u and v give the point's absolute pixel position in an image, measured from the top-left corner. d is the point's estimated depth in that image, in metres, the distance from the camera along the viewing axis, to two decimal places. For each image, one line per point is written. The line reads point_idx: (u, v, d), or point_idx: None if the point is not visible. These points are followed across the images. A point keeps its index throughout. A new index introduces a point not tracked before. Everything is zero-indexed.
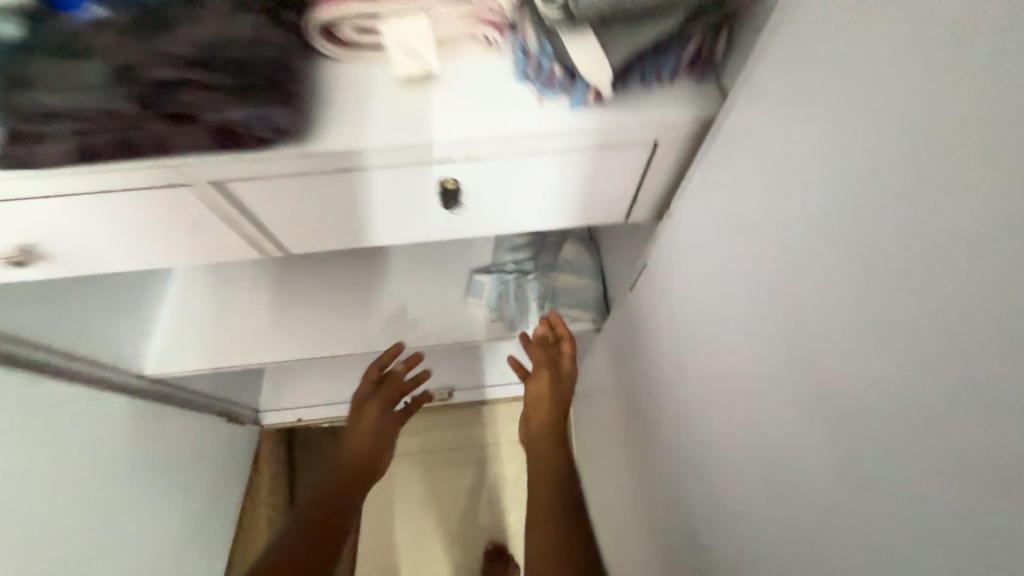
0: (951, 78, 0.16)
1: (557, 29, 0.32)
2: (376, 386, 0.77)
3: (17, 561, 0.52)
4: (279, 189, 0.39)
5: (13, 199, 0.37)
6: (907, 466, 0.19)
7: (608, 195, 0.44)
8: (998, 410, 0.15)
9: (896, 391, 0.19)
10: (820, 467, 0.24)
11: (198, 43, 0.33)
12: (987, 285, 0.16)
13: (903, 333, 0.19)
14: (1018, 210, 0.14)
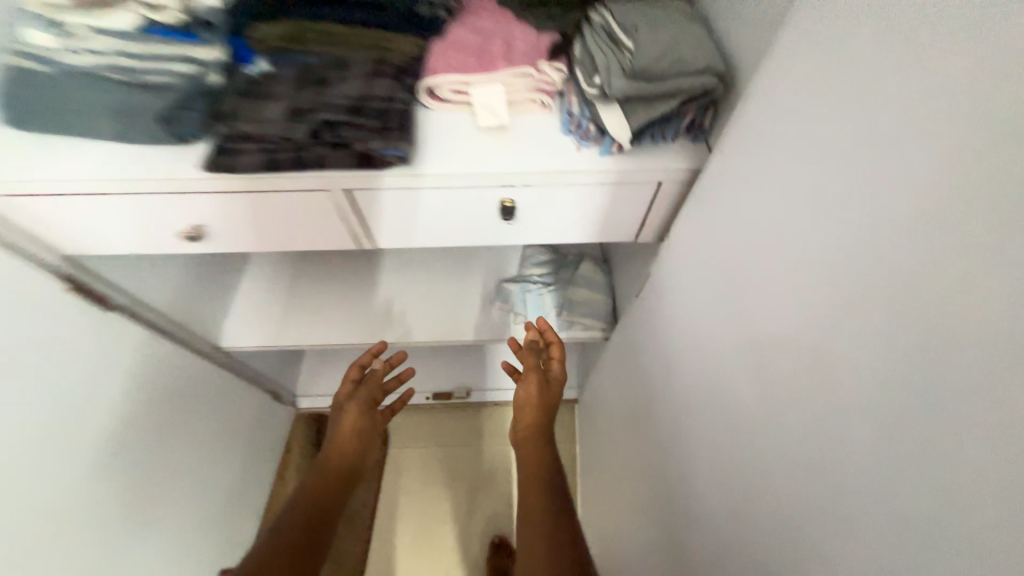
0: (814, 155, 0.30)
1: (594, 100, 0.48)
2: (354, 389, 0.72)
3: (112, 475, 0.64)
4: (388, 198, 0.53)
5: (202, 193, 0.51)
6: (799, 379, 0.31)
7: (625, 219, 0.57)
8: (834, 332, 0.28)
9: (795, 335, 0.32)
10: (756, 395, 0.36)
11: (354, 97, 0.49)
12: (830, 266, 0.29)
13: (796, 298, 0.32)
14: (839, 225, 0.28)
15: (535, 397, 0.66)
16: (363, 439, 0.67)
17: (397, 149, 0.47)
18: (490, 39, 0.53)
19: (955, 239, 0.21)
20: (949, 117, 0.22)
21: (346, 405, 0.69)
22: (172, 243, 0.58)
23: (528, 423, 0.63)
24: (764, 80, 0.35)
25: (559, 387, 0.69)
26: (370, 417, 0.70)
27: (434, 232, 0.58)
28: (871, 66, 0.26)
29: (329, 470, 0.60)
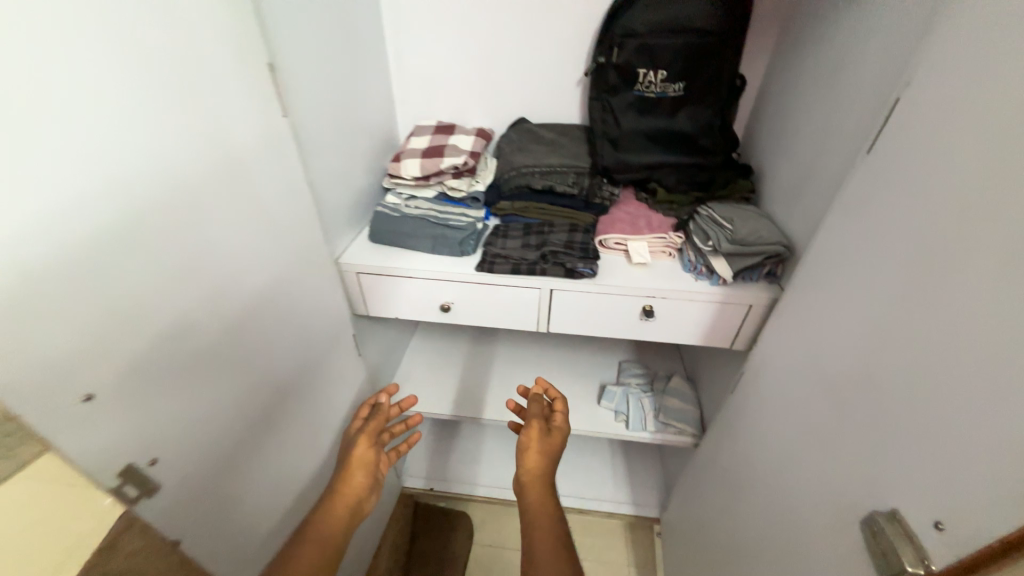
0: (841, 278, 0.59)
1: (706, 253, 0.81)
2: (365, 424, 0.72)
3: (314, 474, 0.86)
4: (572, 296, 0.84)
5: (464, 281, 0.85)
6: (849, 397, 0.54)
7: (725, 327, 0.85)
8: (863, 361, 0.52)
9: (844, 372, 0.55)
10: (829, 420, 0.57)
11: (564, 239, 0.86)
12: (858, 329, 0.54)
13: (844, 353, 0.56)
14: (860, 307, 0.54)
15: (538, 448, 0.65)
16: (372, 475, 0.66)
17: (591, 267, 0.81)
18: (638, 218, 0.91)
19: (902, 300, 0.48)
20: (890, 254, 0.51)
21: (356, 439, 0.69)
22: (425, 310, 0.92)
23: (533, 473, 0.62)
24: (816, 245, 0.66)
25: (562, 441, 0.68)
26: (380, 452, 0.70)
27: (591, 323, 0.88)
28: (860, 238, 0.56)
29: (331, 517, 0.59)
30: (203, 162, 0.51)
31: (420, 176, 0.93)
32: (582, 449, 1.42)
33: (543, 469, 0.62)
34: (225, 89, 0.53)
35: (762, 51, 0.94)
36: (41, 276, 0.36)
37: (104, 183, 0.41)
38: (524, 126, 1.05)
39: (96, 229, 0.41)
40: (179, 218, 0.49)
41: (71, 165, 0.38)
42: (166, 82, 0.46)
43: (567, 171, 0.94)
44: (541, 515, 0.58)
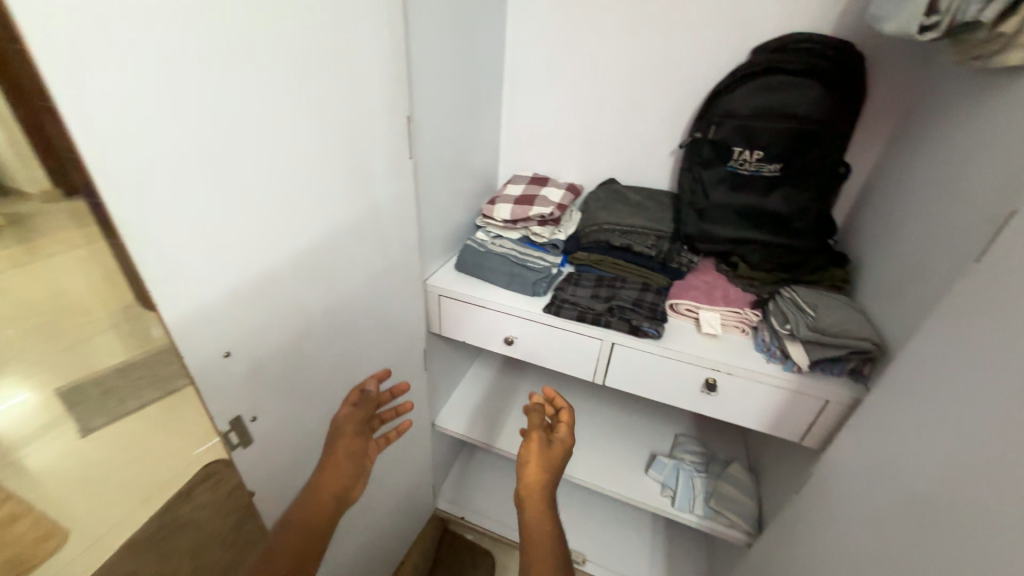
0: (933, 390, 0.54)
1: (783, 336, 0.78)
2: (351, 415, 0.71)
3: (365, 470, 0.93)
4: (633, 353, 0.85)
5: (530, 319, 0.90)
6: (928, 526, 0.48)
7: (795, 420, 0.79)
8: (947, 487, 0.47)
9: (925, 494, 0.50)
10: (901, 547, 0.51)
11: (634, 297, 0.88)
12: (944, 451, 0.49)
13: (926, 474, 0.51)
14: (950, 426, 0.50)
15: (537, 461, 0.64)
16: (354, 469, 0.68)
17: (657, 328, 0.82)
18: (714, 289, 0.91)
19: (1002, 427, 0.43)
20: (992, 374, 0.46)
21: (338, 431, 0.69)
22: (490, 340, 0.98)
23: (530, 485, 0.61)
24: (909, 350, 0.61)
25: (565, 451, 0.66)
26: (363, 445, 0.71)
27: (649, 385, 0.87)
28: (959, 350, 0.52)
29: (317, 500, 0.63)
30: (341, 188, 0.65)
31: (509, 219, 1.03)
32: (622, 519, 1.34)
33: (541, 480, 0.61)
34: (372, 136, 0.68)
35: (873, 141, 0.92)
36: (216, 254, 0.50)
37: (271, 195, 0.54)
38: (613, 186, 1.11)
39: (259, 228, 0.54)
40: (315, 229, 0.63)
41: (253, 181, 0.52)
42: (332, 128, 0.60)
43: (648, 233, 0.98)
44: (538, 530, 0.57)
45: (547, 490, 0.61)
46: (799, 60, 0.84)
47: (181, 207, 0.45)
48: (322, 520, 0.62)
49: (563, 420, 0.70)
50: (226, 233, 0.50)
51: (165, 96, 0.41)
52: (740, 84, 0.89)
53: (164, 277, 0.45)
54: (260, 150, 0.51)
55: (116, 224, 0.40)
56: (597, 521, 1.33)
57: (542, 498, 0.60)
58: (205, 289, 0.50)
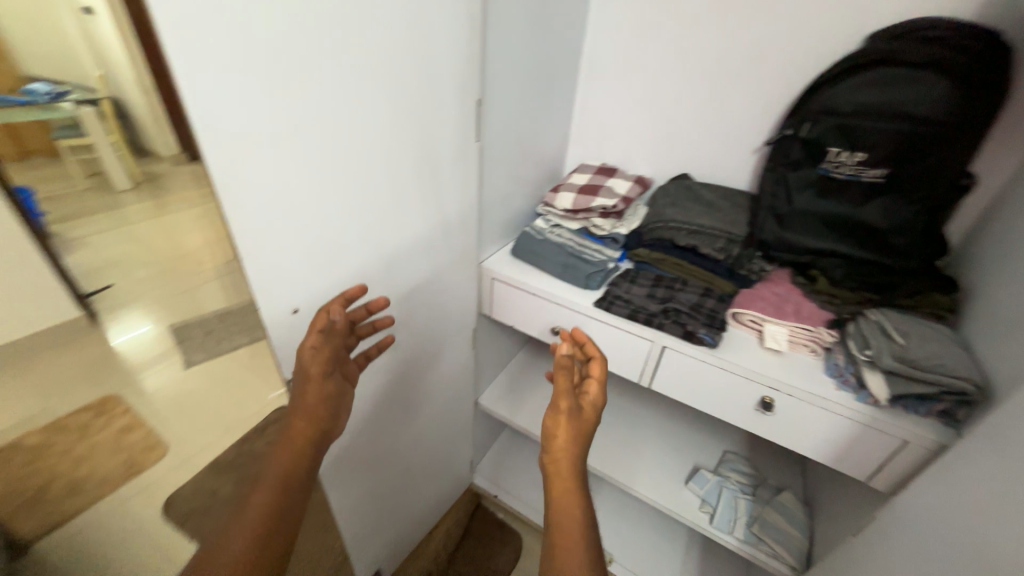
0: None
1: (861, 364, 0.70)
2: (317, 352, 0.58)
3: (408, 435, 1.00)
4: (683, 360, 0.80)
5: (579, 312, 0.89)
6: None
7: (863, 457, 0.71)
8: None
9: (1004, 565, 0.44)
10: None
11: (692, 301, 0.83)
12: None
13: (1009, 542, 0.44)
14: None
15: (567, 432, 0.59)
16: (333, 407, 0.61)
17: (713, 337, 0.76)
18: (785, 302, 0.83)
19: None
20: None
21: (306, 367, 0.58)
22: (539, 328, 0.98)
23: (559, 457, 0.58)
24: (1015, 400, 0.52)
25: (595, 415, 0.63)
26: (337, 380, 0.62)
27: (698, 396, 0.83)
28: None
29: (294, 441, 0.57)
30: (409, 167, 0.68)
31: (570, 209, 1.02)
32: (656, 528, 1.30)
33: (568, 452, 0.58)
34: (441, 119, 0.70)
35: (1013, 149, 0.77)
36: (292, 222, 0.55)
37: (346, 171, 0.59)
38: (685, 183, 1.05)
39: (332, 201, 0.59)
40: (382, 206, 0.67)
41: (331, 156, 0.56)
42: (405, 110, 0.63)
43: (717, 236, 0.92)
44: (568, 506, 0.55)
45: (575, 460, 0.58)
46: (925, 50, 0.72)
47: (266, 177, 0.50)
48: (301, 467, 0.57)
49: (592, 381, 0.65)
50: (303, 204, 0.55)
51: (260, 76, 0.45)
52: (847, 77, 0.79)
53: (249, 238, 0.51)
54: (339, 129, 0.55)
55: (216, 187, 0.46)
56: (630, 525, 1.31)
57: (572, 470, 0.58)
58: (281, 252, 0.55)
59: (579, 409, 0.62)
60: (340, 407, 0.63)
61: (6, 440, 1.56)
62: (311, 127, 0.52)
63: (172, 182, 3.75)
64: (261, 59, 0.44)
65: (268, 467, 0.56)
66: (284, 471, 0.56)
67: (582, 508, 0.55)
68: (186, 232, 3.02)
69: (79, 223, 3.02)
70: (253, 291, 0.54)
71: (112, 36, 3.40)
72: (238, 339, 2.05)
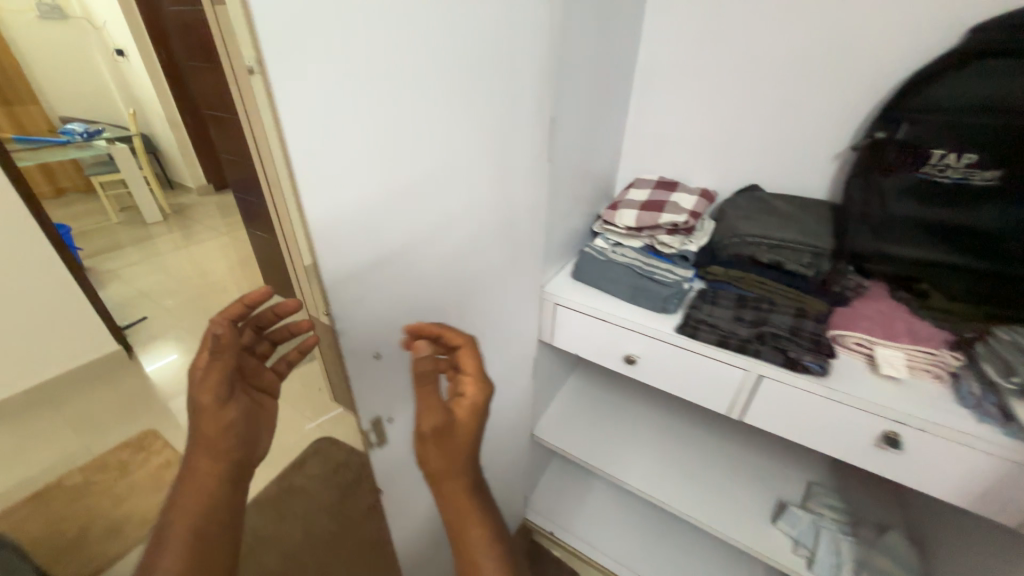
0: None
1: (1007, 392, 0.60)
2: (206, 375, 0.57)
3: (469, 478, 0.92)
4: (786, 391, 0.72)
5: (657, 338, 0.81)
6: None
7: (1016, 501, 0.62)
8: None
9: None
10: None
11: (788, 324, 0.75)
12: None
13: None
14: None
15: (439, 454, 0.55)
16: (246, 426, 0.62)
17: (820, 365, 0.69)
18: (894, 321, 0.74)
19: None
20: None
21: (197, 397, 0.57)
22: (607, 357, 0.90)
23: (441, 481, 0.56)
24: None
25: (477, 414, 0.56)
26: (239, 401, 0.61)
27: (802, 431, 0.74)
28: None
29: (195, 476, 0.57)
30: (487, 187, 0.64)
31: (633, 226, 0.95)
32: (727, 565, 1.20)
33: (453, 473, 0.55)
34: (518, 132, 0.65)
35: None
36: (371, 245, 0.49)
37: (423, 188, 0.53)
38: (756, 194, 0.98)
39: (409, 223, 0.53)
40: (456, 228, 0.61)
41: (416, 180, 0.52)
42: (486, 124, 0.58)
43: (802, 249, 0.84)
44: (464, 523, 0.56)
45: (465, 477, 0.56)
46: None
47: (350, 197, 0.45)
48: (216, 504, 0.57)
49: (465, 377, 0.57)
50: (382, 225, 0.50)
51: (354, 89, 0.41)
52: (948, 73, 0.73)
53: (339, 273, 0.47)
54: (422, 153, 0.51)
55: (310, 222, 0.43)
56: (702, 565, 1.20)
57: (462, 484, 0.56)
58: (360, 281, 0.50)
59: (451, 418, 0.55)
60: (251, 421, 0.63)
61: (47, 480, 1.53)
62: (398, 151, 0.48)
63: (200, 212, 3.82)
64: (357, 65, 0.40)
65: (175, 520, 0.55)
66: (197, 512, 0.56)
67: (477, 523, 0.55)
68: (215, 262, 3.05)
69: (112, 257, 3.07)
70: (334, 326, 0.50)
71: (143, 75, 3.53)
72: None
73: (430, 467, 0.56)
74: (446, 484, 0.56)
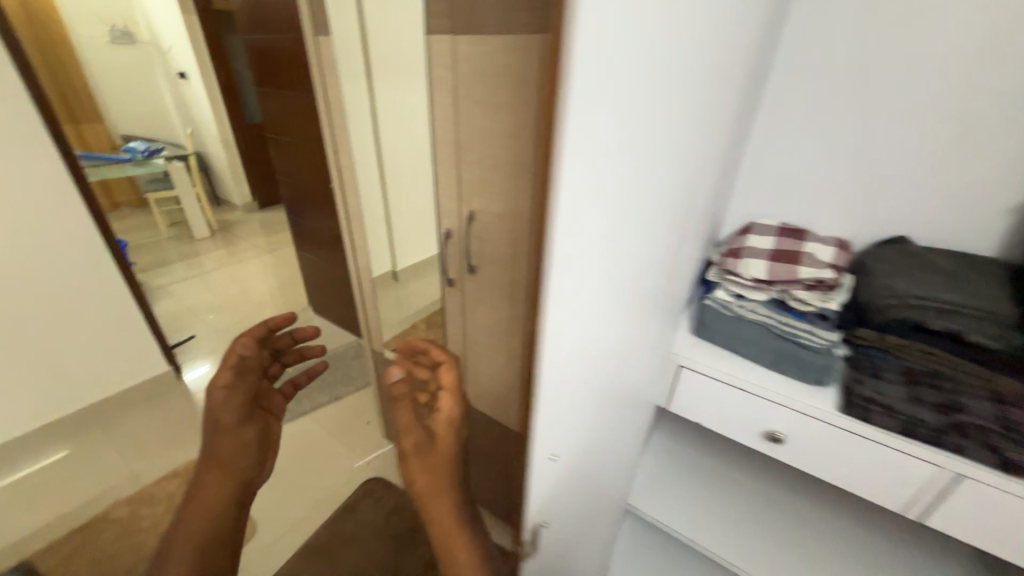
0: None
1: None
2: (229, 390, 0.73)
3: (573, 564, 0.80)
4: (1002, 497, 0.60)
5: (816, 415, 0.70)
6: None
7: None
8: None
9: None
10: None
11: (994, 414, 0.62)
12: None
13: None
14: None
15: (422, 468, 0.68)
16: (254, 440, 0.76)
17: None
18: None
19: None
20: None
21: (222, 412, 0.73)
22: (744, 431, 0.78)
23: (427, 491, 0.67)
24: None
25: (454, 428, 0.71)
26: (255, 417, 0.78)
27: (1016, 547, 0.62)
28: None
29: (208, 482, 0.71)
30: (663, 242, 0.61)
31: (764, 279, 0.85)
32: None
33: (434, 485, 0.67)
34: (693, 163, 0.61)
35: None
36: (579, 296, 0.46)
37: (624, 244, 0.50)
38: (906, 247, 0.88)
39: (608, 279, 0.50)
40: (646, 266, 0.58)
41: (621, 237, 0.49)
42: (681, 162, 0.57)
43: (983, 317, 0.70)
44: (446, 527, 0.66)
45: (448, 495, 0.67)
46: None
47: (584, 228, 0.42)
48: (223, 506, 0.71)
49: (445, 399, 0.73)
50: (603, 260, 0.47)
51: (608, 143, 0.40)
52: None
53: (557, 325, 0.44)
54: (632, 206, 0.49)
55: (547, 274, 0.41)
56: None
57: (445, 498, 0.67)
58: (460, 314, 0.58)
59: (431, 436, 0.70)
60: (258, 432, 0.78)
61: (95, 510, 1.47)
62: (619, 204, 0.46)
63: (244, 229, 3.88)
64: (625, 96, 0.40)
65: (183, 523, 0.67)
66: (207, 514, 0.69)
67: (455, 526, 0.66)
68: (259, 280, 3.06)
69: (161, 272, 3.12)
70: (541, 367, 0.46)
71: (202, 97, 3.67)
72: (318, 399, 1.98)
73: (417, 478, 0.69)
74: (429, 489, 0.67)
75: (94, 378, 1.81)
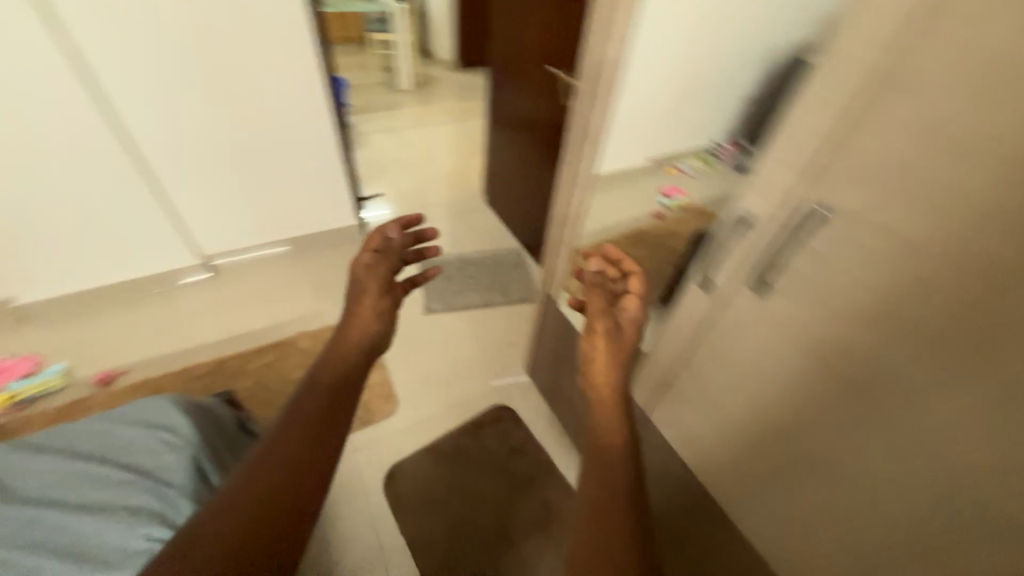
0: None
1: None
2: (370, 266, 0.83)
3: None
4: None
5: None
6: None
7: None
8: None
9: None
10: None
11: None
12: None
13: None
14: None
15: (603, 347, 0.72)
16: (383, 313, 0.81)
17: None
18: None
19: None
20: None
21: (363, 284, 0.81)
22: None
23: (601, 370, 0.69)
24: None
25: (634, 329, 0.76)
26: (388, 295, 0.83)
27: None
28: None
29: (346, 336, 0.75)
30: None
31: None
32: None
33: (609, 367, 0.69)
34: None
35: None
36: None
37: None
38: None
39: None
40: None
41: None
42: None
43: None
44: (606, 408, 0.65)
45: (617, 377, 0.68)
46: None
47: None
48: (353, 358, 0.73)
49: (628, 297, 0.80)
50: None
51: None
52: None
53: None
54: None
55: None
56: None
57: (612, 389, 0.67)
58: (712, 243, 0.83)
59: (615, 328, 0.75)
60: (389, 310, 0.82)
61: (288, 333, 1.73)
62: None
63: (443, 87, 3.81)
64: None
65: (325, 359, 0.71)
66: (339, 361, 0.71)
67: (619, 408, 0.65)
68: (445, 148, 3.04)
69: (368, 118, 3.30)
70: None
71: None
72: (471, 297, 1.95)
73: (584, 355, 0.73)
74: (603, 372, 0.69)
75: (306, 219, 2.00)
